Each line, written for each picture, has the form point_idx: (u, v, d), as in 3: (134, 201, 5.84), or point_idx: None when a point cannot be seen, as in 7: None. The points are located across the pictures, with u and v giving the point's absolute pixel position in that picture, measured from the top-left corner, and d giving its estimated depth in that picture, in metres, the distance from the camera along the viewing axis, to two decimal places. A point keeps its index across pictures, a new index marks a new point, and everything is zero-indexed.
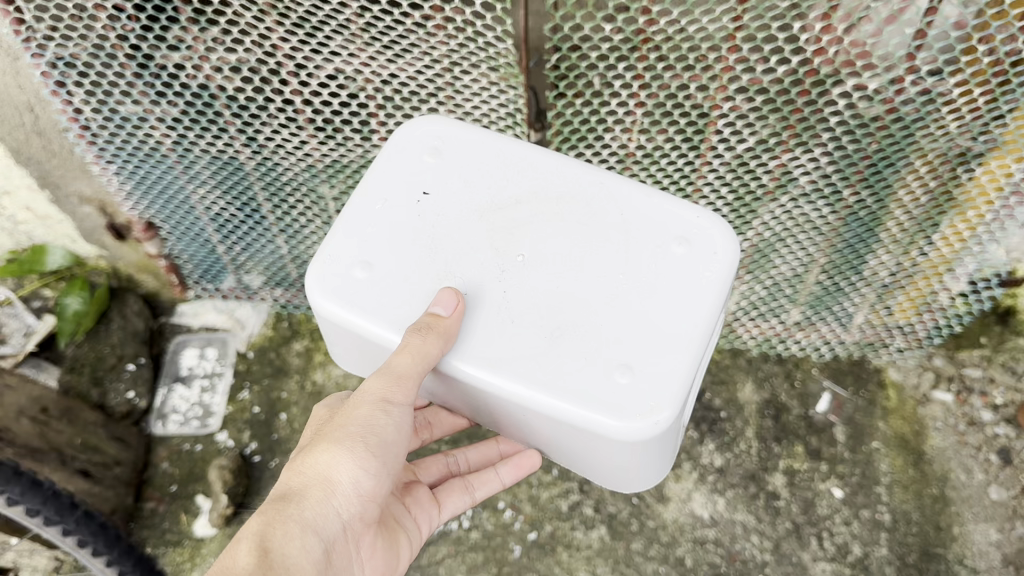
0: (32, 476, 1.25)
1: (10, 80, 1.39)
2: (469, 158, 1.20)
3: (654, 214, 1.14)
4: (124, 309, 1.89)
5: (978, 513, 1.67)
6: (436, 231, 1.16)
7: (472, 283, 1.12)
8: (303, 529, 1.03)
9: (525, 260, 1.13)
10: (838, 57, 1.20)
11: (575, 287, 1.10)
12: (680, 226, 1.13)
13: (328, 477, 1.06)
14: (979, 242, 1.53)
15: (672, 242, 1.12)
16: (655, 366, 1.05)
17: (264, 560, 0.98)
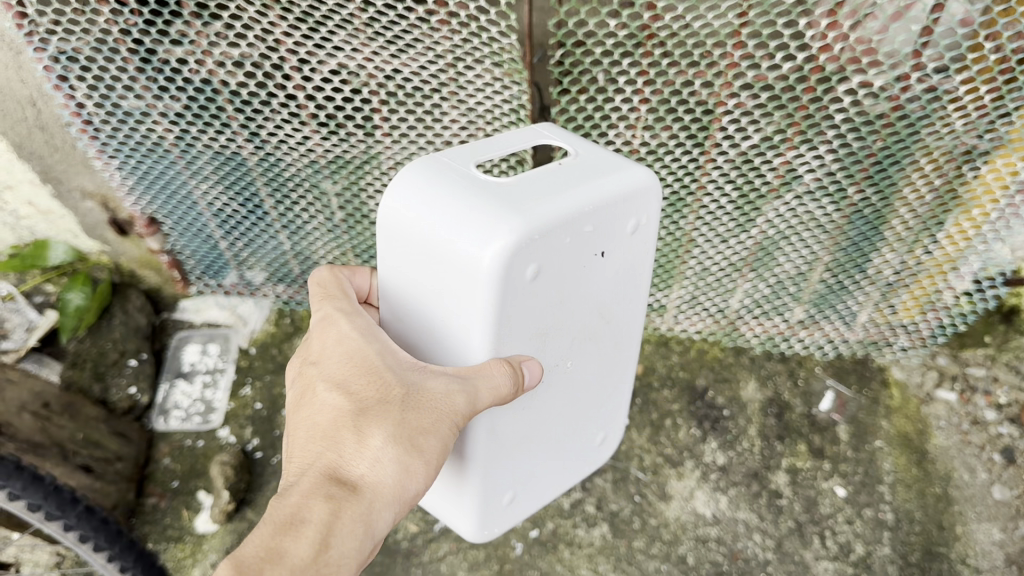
0: (34, 471, 1.24)
1: (12, 75, 1.39)
2: (634, 256, 1.02)
3: (603, 420, 1.29)
4: (126, 304, 1.93)
5: (981, 512, 1.63)
6: (573, 288, 0.98)
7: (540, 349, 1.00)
8: (364, 529, 0.88)
9: (570, 373, 1.09)
10: (843, 55, 1.18)
11: (560, 413, 1.15)
12: (608, 429, 1.32)
13: (402, 482, 0.91)
14: (984, 240, 1.52)
15: (598, 436, 1.30)
16: (530, 502, 1.24)
17: (323, 555, 0.84)
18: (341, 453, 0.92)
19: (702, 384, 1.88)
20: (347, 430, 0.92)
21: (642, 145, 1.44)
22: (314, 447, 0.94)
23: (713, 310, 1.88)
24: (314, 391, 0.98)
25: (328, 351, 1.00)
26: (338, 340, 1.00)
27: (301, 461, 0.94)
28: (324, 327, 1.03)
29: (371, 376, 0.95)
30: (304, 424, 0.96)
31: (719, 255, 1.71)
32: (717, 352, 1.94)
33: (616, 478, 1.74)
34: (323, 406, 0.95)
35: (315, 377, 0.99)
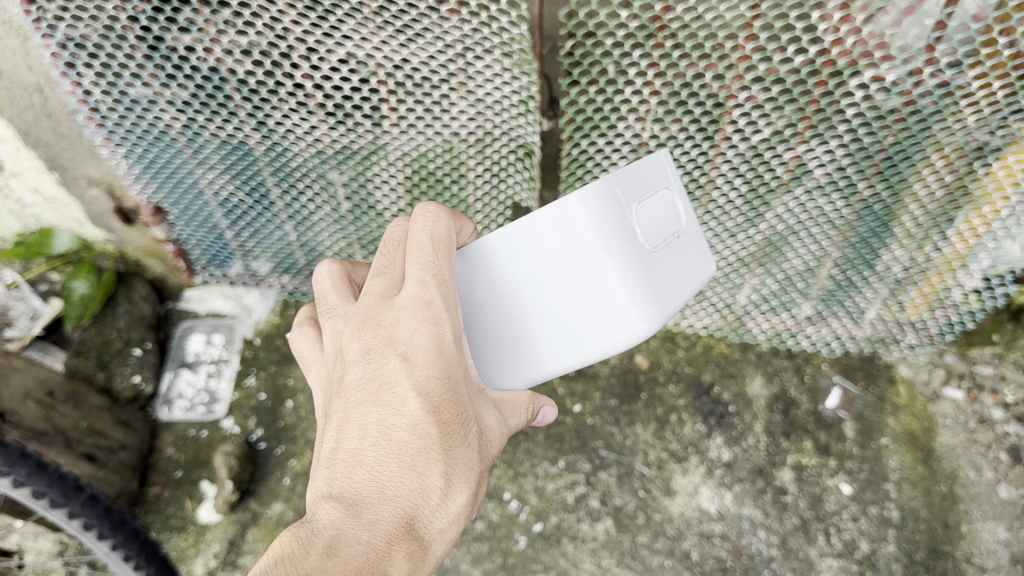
0: (38, 458, 1.24)
1: (19, 61, 1.38)
2: None
3: None
4: (131, 293, 1.92)
5: (987, 511, 1.64)
6: None
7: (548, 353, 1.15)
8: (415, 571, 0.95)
9: None
10: (855, 49, 1.17)
11: None
12: None
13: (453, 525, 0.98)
14: (994, 237, 1.51)
15: None
16: None
17: None
18: (425, 495, 0.92)
19: (707, 379, 1.87)
20: (436, 472, 0.93)
21: (653, 136, 1.43)
22: (397, 471, 0.92)
23: (719, 306, 1.87)
24: (403, 400, 0.93)
25: (423, 355, 0.94)
26: (438, 345, 0.95)
27: (376, 478, 0.92)
28: (424, 315, 0.95)
29: (460, 413, 0.96)
30: (384, 436, 0.93)
31: (728, 249, 1.70)
32: (723, 347, 1.93)
33: (621, 473, 1.73)
34: (415, 429, 0.92)
35: (403, 381, 0.94)
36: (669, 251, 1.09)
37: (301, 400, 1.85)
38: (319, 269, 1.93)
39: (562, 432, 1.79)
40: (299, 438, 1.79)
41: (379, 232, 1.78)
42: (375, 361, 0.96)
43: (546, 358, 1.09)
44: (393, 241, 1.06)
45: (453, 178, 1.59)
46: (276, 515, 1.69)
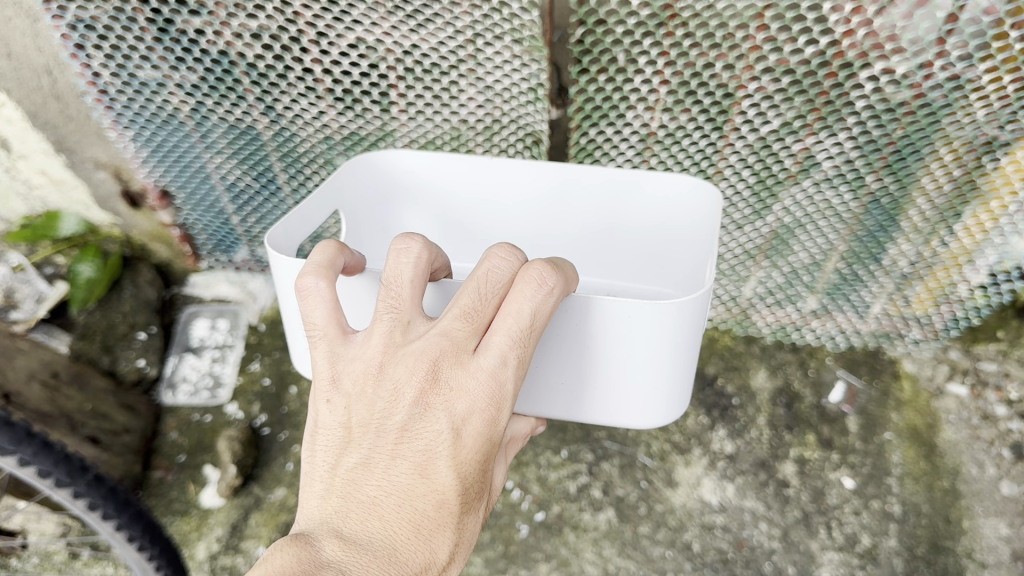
0: (44, 438, 1.24)
1: (29, 42, 1.38)
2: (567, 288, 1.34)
3: None
4: (136, 278, 1.93)
5: (988, 507, 1.62)
6: None
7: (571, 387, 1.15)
8: None
9: None
10: (866, 41, 1.17)
11: None
12: None
13: None
14: (1001, 233, 1.51)
15: None
16: None
17: None
18: (431, 570, 0.79)
19: (711, 371, 1.90)
20: (449, 545, 0.80)
21: (662, 126, 1.42)
22: (410, 541, 0.78)
23: (724, 298, 1.87)
24: (439, 466, 0.79)
25: (474, 435, 0.80)
26: (491, 418, 0.81)
27: (387, 537, 0.78)
28: (492, 394, 0.80)
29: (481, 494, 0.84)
30: (407, 498, 0.79)
31: (734, 241, 1.70)
32: (728, 340, 1.96)
33: (623, 463, 1.75)
34: (441, 502, 0.79)
35: (445, 453, 0.79)
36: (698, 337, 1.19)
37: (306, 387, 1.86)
38: None
39: (565, 422, 1.83)
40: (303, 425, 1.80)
41: None
42: (424, 412, 0.80)
43: (596, 413, 1.10)
44: (487, 277, 0.84)
45: None
46: (277, 501, 1.67)
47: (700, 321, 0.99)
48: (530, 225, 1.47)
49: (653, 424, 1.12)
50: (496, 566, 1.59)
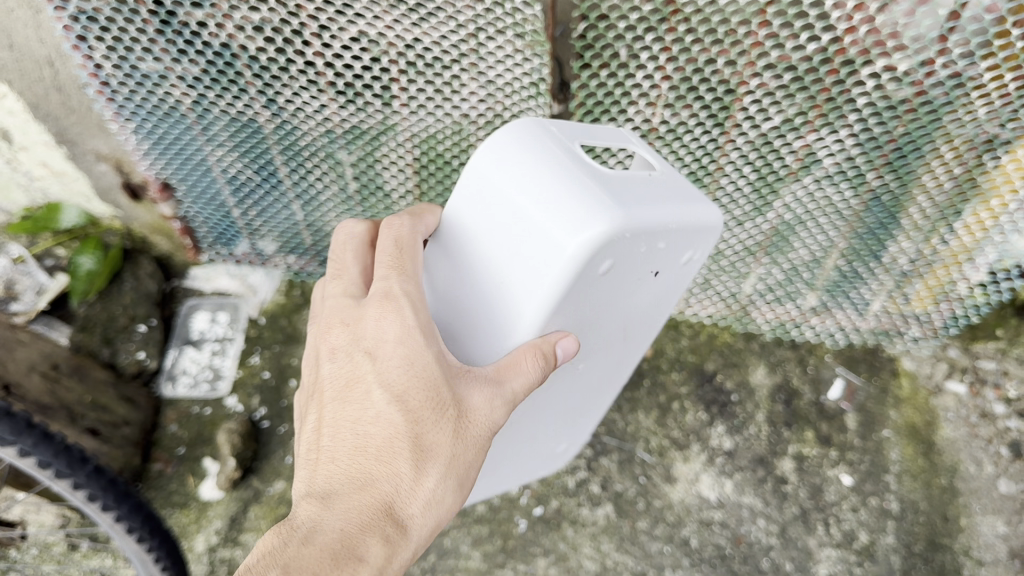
0: (43, 429, 1.24)
1: (31, 33, 1.38)
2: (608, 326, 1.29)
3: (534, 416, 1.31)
4: (137, 270, 1.92)
5: (986, 505, 1.64)
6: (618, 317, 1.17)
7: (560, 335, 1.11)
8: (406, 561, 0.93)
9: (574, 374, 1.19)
10: (867, 38, 1.17)
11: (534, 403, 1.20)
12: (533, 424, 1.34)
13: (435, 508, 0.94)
14: (1001, 231, 1.51)
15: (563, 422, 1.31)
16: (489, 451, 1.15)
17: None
18: (396, 483, 0.91)
19: (710, 368, 1.88)
20: (406, 458, 0.91)
21: (664, 122, 1.43)
22: (366, 463, 0.92)
23: (724, 294, 1.86)
24: (369, 394, 0.94)
25: (392, 356, 0.94)
26: (400, 336, 0.95)
27: (350, 468, 0.93)
28: (398, 325, 0.95)
29: (432, 406, 0.92)
30: (355, 428, 0.94)
31: (735, 238, 1.70)
32: (727, 336, 1.94)
33: (623, 459, 1.74)
34: (382, 418, 0.92)
35: (370, 376, 0.95)
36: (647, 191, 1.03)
37: None
38: (326, 250, 1.93)
39: None
40: None
41: (386, 214, 1.78)
42: (347, 357, 0.98)
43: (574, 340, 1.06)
44: (342, 246, 1.12)
45: (461, 162, 1.60)
46: (277, 494, 1.69)
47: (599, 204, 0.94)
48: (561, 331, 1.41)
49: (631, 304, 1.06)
50: (494, 560, 1.60)
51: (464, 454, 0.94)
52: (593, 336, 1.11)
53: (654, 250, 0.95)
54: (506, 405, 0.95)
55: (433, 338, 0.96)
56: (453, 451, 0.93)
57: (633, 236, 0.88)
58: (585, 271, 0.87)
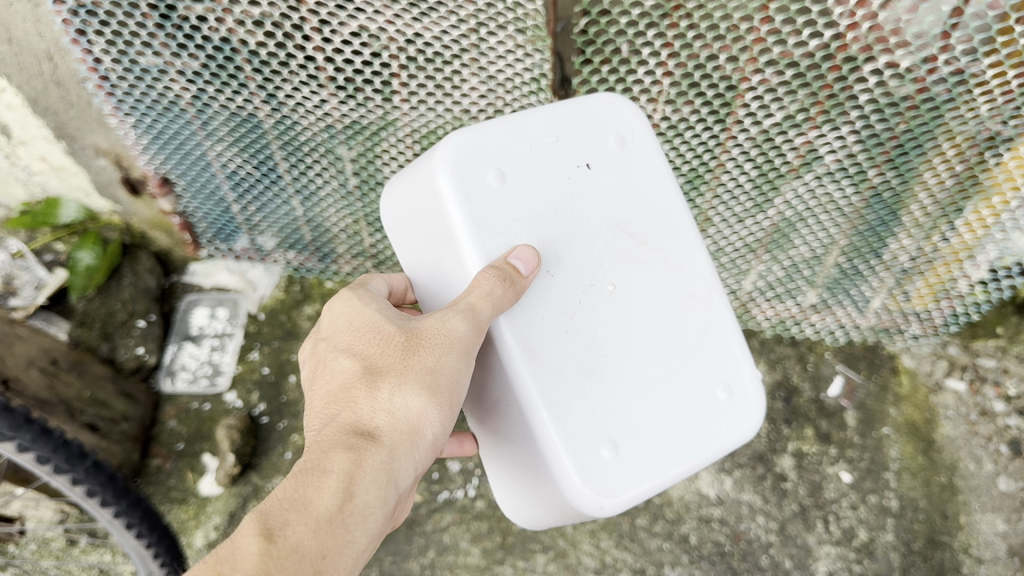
0: (43, 424, 1.23)
1: (30, 27, 1.37)
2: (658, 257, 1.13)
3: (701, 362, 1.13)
4: (136, 266, 1.91)
5: (986, 503, 1.65)
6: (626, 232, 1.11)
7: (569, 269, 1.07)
8: (387, 479, 0.95)
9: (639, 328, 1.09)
10: (869, 34, 1.17)
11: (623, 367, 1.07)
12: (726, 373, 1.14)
13: (411, 426, 0.97)
14: (1003, 228, 1.51)
15: (717, 388, 1.13)
16: (637, 445, 1.05)
17: (349, 503, 0.90)
18: (359, 409, 0.98)
19: None
20: (363, 389, 0.99)
21: (665, 117, 1.42)
22: (333, 408, 1.01)
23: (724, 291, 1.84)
24: (333, 361, 1.06)
25: (345, 330, 1.07)
26: (346, 314, 1.09)
27: (325, 417, 1.01)
28: (347, 308, 1.09)
29: (376, 344, 1.02)
30: (327, 390, 1.04)
31: (735, 234, 1.70)
32: None
33: None
34: (342, 373, 1.03)
35: (332, 351, 1.07)
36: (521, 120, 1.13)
37: None
38: (325, 245, 1.93)
39: None
40: (302, 415, 1.80)
41: None
42: (320, 358, 1.11)
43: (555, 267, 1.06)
44: None
45: None
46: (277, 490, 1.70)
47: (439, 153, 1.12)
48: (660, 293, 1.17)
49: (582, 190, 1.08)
50: (493, 557, 1.60)
51: (428, 363, 0.97)
52: (599, 275, 1.08)
53: (544, 144, 1.09)
54: (462, 313, 0.96)
55: (372, 300, 1.09)
56: (409, 365, 0.98)
57: (483, 141, 1.05)
58: (466, 177, 1.03)
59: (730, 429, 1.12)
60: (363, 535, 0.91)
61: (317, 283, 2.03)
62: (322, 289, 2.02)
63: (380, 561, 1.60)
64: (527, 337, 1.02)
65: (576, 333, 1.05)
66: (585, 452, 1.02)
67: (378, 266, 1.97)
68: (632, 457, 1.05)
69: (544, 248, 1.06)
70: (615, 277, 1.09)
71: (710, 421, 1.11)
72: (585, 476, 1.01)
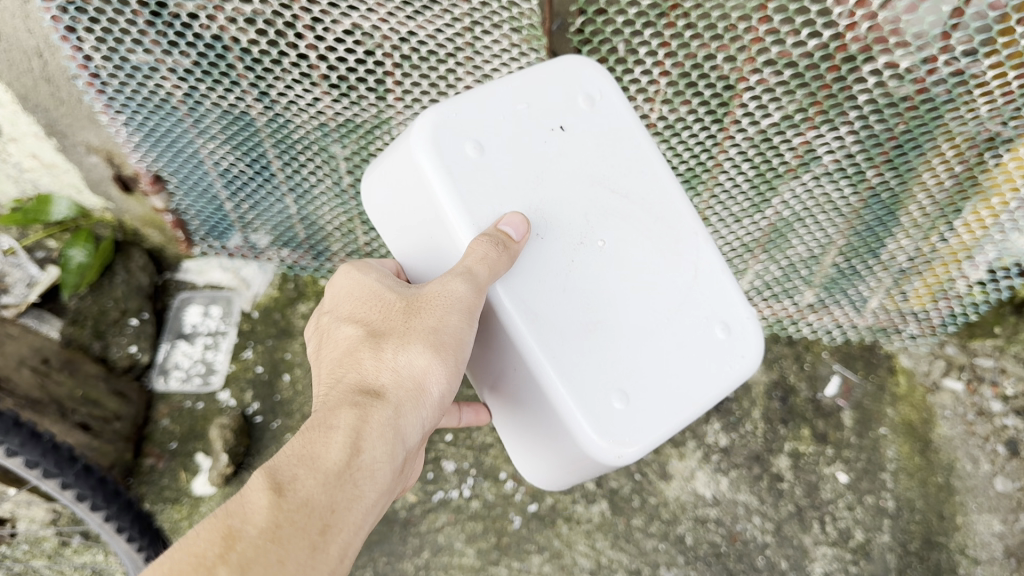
0: (32, 427, 1.22)
1: (19, 24, 1.35)
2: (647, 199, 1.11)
3: (702, 294, 1.11)
4: (129, 263, 1.89)
5: (982, 504, 1.65)
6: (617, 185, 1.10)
7: (559, 226, 1.06)
8: (394, 435, 0.94)
9: (640, 275, 1.08)
10: (869, 35, 1.15)
11: (618, 313, 1.05)
12: (725, 310, 1.11)
13: (417, 382, 0.97)
14: (1002, 228, 1.50)
15: (716, 326, 1.10)
16: (648, 391, 1.04)
17: (356, 459, 0.89)
18: (361, 368, 0.99)
19: None
20: (365, 350, 0.99)
21: (661, 117, 1.41)
22: (336, 372, 1.01)
23: None
24: (338, 328, 1.06)
25: (346, 297, 1.08)
26: (348, 284, 1.09)
27: (329, 381, 1.01)
28: (348, 276, 1.10)
29: (380, 309, 1.03)
30: (331, 357, 1.04)
31: (732, 234, 1.68)
32: None
33: None
34: (345, 337, 1.03)
35: (334, 318, 1.08)
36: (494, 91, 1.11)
37: (299, 374, 1.85)
38: (319, 244, 1.91)
39: None
40: (295, 414, 1.79)
41: None
42: (323, 328, 1.11)
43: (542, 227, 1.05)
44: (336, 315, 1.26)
45: None
46: None
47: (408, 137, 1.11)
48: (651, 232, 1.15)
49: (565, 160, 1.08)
50: (488, 557, 1.60)
51: (430, 322, 0.97)
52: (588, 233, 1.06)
53: (514, 112, 1.07)
54: (461, 275, 0.94)
55: (372, 270, 1.09)
56: (411, 325, 0.98)
57: (451, 113, 1.04)
58: (448, 152, 1.02)
59: (735, 366, 1.10)
60: (373, 489, 0.91)
61: (312, 281, 2.01)
62: (316, 287, 2.00)
63: (373, 562, 1.59)
64: (524, 300, 1.01)
65: (573, 290, 1.04)
66: (595, 404, 1.01)
67: None
68: (643, 403, 1.04)
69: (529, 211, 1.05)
70: (605, 233, 1.07)
71: (711, 362, 1.09)
72: (600, 428, 1.00)
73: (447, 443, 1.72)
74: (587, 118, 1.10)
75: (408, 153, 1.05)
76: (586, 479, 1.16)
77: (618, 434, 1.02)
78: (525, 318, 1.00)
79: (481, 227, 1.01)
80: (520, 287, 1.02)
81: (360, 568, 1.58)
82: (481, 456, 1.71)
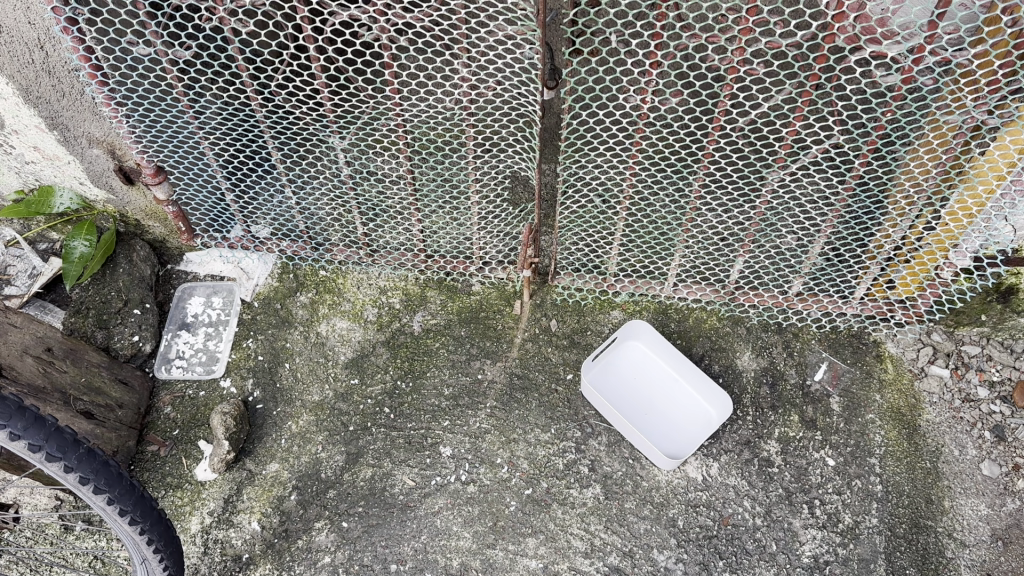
0: (36, 411, 1.24)
1: (20, 15, 1.41)
2: (644, 383, 1.85)
3: (684, 415, 1.80)
4: (132, 254, 1.95)
5: (969, 488, 1.66)
6: (648, 408, 1.82)
7: (632, 357, 1.88)
8: None
9: (652, 385, 1.85)
10: (856, 25, 1.19)
11: (671, 397, 1.83)
12: (689, 427, 1.78)
13: None
14: (987, 217, 1.55)
15: (693, 422, 1.79)
16: (700, 423, 1.78)
17: None
18: None
19: (697, 352, 1.87)
20: None
21: (652, 107, 1.45)
22: None
23: (713, 279, 1.88)
24: None
25: None
26: None
27: None
28: None
29: None
30: None
31: (720, 220, 1.74)
32: (714, 321, 1.91)
33: (611, 441, 1.74)
34: None
35: None
36: (606, 359, 1.86)
37: (298, 363, 1.87)
38: (320, 235, 1.95)
39: (554, 400, 1.79)
40: (295, 403, 1.82)
41: (377, 197, 1.81)
42: None
43: (629, 351, 1.89)
44: None
45: (452, 142, 1.73)
46: (271, 475, 1.71)
47: (590, 351, 1.87)
48: (673, 425, 1.79)
49: (626, 351, 1.89)
50: (485, 540, 1.61)
51: None
52: (650, 376, 1.86)
53: (616, 361, 1.87)
54: None
55: None
56: None
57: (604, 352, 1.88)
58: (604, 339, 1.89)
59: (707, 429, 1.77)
60: None
61: (312, 271, 2.00)
62: (316, 277, 1.99)
63: (373, 546, 1.61)
64: (637, 343, 1.89)
65: (645, 365, 1.87)
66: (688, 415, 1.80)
67: (372, 255, 1.97)
68: (695, 420, 1.79)
69: (631, 351, 1.89)
70: (647, 394, 1.84)
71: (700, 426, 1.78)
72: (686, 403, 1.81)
73: (444, 429, 1.76)
74: (624, 363, 1.87)
75: (581, 246, 1.89)
76: (687, 424, 1.79)
77: (700, 417, 1.79)
78: (636, 346, 1.89)
79: (634, 357, 1.88)
80: (634, 350, 1.89)
81: (360, 551, 1.60)
82: (477, 442, 1.74)
